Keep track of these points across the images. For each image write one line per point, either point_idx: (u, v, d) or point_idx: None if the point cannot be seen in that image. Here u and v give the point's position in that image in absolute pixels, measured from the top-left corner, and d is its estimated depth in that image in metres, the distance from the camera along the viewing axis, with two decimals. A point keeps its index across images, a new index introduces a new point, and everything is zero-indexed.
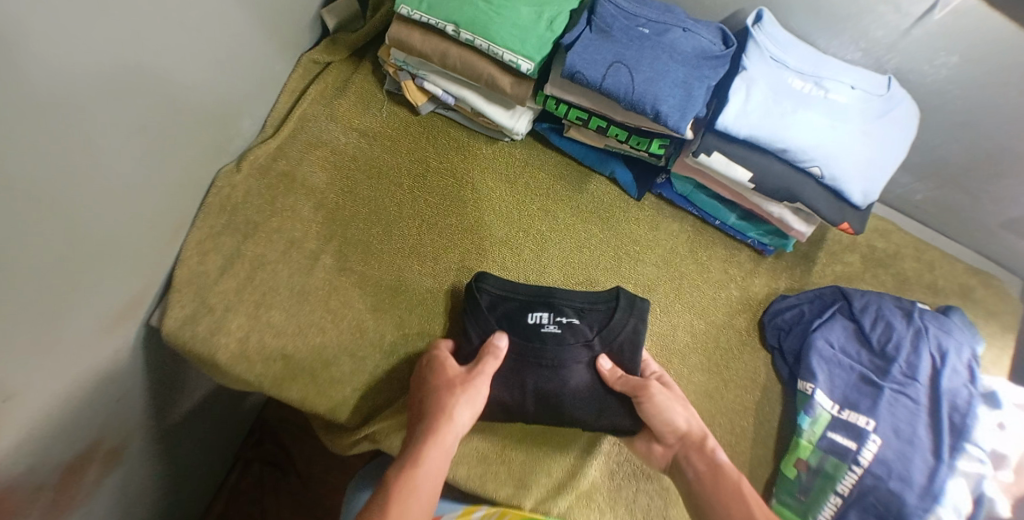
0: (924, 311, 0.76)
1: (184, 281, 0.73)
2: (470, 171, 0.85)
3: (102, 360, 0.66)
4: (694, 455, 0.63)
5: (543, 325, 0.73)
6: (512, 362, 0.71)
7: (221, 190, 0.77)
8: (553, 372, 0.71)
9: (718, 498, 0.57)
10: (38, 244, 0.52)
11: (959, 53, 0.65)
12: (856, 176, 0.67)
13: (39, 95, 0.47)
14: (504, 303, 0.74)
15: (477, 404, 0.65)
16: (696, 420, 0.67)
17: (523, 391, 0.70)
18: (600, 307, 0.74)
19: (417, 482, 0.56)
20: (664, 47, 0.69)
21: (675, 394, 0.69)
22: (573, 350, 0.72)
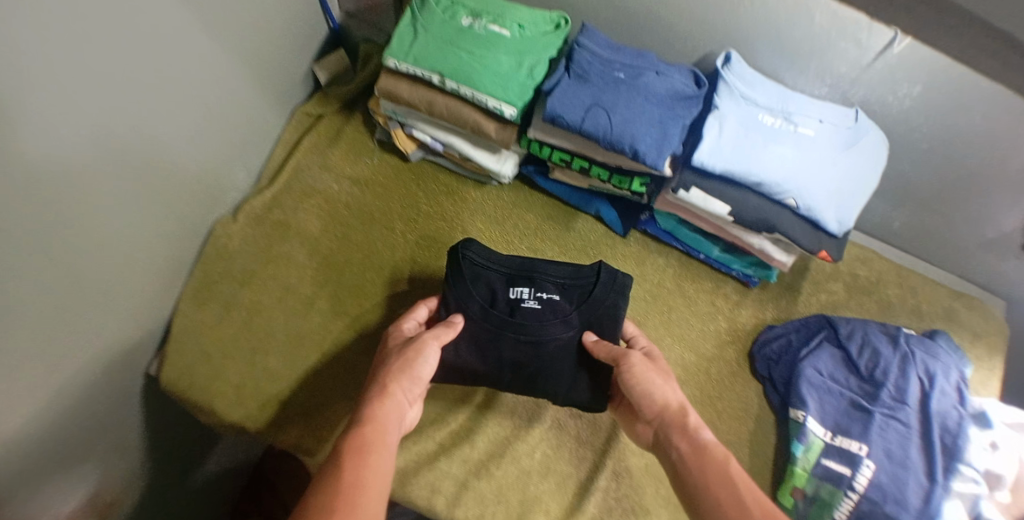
0: (910, 336, 0.78)
1: (181, 330, 0.75)
2: (460, 214, 0.87)
3: (99, 411, 0.67)
4: (675, 434, 0.56)
5: (524, 300, 0.74)
6: (491, 337, 0.72)
7: (218, 239, 0.79)
8: (530, 346, 0.72)
9: (701, 481, 0.50)
10: (34, 306, 0.54)
11: (921, 83, 0.68)
12: (830, 206, 0.69)
13: (40, 161, 0.50)
14: (487, 274, 0.75)
15: (423, 374, 0.62)
16: (677, 396, 0.60)
17: (500, 362, 0.72)
18: (582, 281, 0.75)
19: (376, 443, 0.51)
20: (639, 90, 0.72)
21: (657, 371, 0.64)
22: (552, 326, 0.73)
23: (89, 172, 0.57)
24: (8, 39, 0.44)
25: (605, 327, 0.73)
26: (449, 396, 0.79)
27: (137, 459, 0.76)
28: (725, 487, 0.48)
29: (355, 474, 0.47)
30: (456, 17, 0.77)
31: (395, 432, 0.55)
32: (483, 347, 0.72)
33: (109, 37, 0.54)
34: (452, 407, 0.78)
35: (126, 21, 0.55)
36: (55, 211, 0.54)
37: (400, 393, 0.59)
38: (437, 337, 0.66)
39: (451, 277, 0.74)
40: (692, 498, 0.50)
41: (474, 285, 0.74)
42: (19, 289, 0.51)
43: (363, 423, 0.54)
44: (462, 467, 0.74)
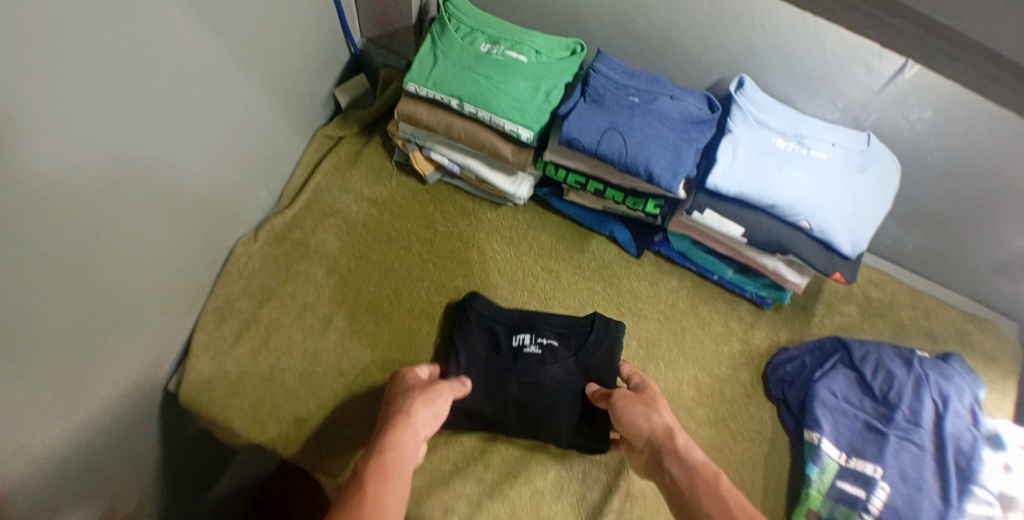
0: (923, 358, 0.78)
1: (201, 346, 0.76)
2: (476, 234, 0.88)
3: (120, 425, 0.68)
4: (667, 458, 0.58)
5: (525, 345, 0.77)
6: (495, 380, 0.75)
7: (238, 258, 0.81)
8: (532, 389, 0.74)
9: (694, 497, 0.51)
10: (58, 326, 0.55)
11: (932, 108, 0.67)
12: (843, 227, 0.68)
13: (77, 186, 0.52)
14: (489, 322, 0.79)
15: (439, 413, 0.64)
16: (664, 420, 0.63)
17: (504, 405, 0.74)
18: (578, 331, 0.79)
19: (396, 469, 0.52)
20: (654, 114, 0.73)
21: (647, 400, 0.67)
22: (553, 370, 0.75)
23: (124, 197, 0.58)
24: (50, 72, 0.46)
25: (603, 371, 0.75)
26: None
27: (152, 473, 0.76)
28: (716, 498, 0.49)
29: (378, 495, 0.48)
30: (475, 43, 0.79)
31: (410, 462, 0.55)
32: (488, 390, 0.74)
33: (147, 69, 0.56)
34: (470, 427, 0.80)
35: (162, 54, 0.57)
36: (91, 234, 0.55)
37: (419, 427, 0.60)
38: (453, 389, 0.68)
39: (457, 325, 0.79)
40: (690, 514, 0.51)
41: (478, 332, 0.78)
42: (47, 311, 0.53)
43: (383, 451, 0.55)
44: (477, 487, 0.75)
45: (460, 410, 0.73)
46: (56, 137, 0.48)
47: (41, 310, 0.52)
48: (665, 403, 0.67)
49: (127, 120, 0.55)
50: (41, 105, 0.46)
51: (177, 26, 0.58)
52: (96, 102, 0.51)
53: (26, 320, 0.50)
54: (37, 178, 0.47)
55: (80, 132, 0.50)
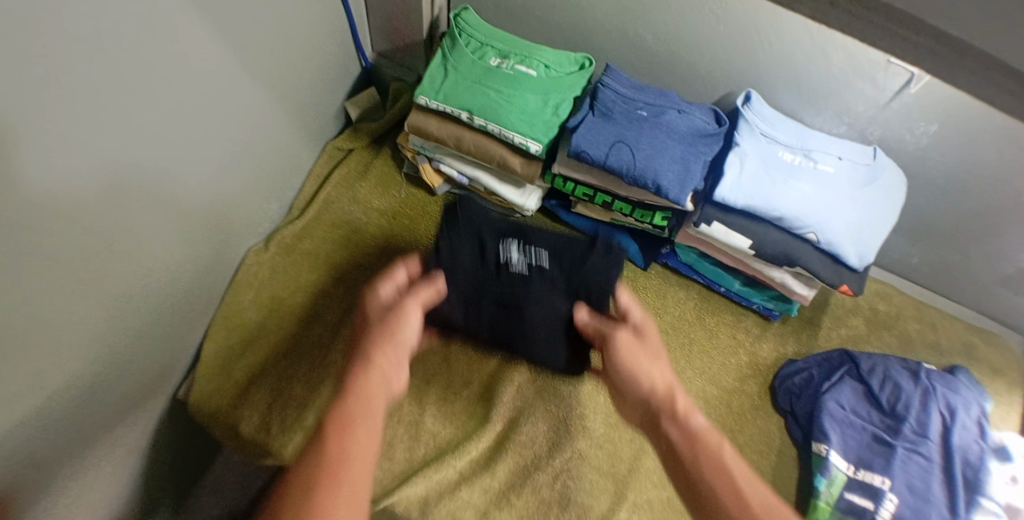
0: (930, 370, 0.79)
1: (210, 354, 0.76)
2: None
3: (123, 429, 0.68)
4: (665, 422, 0.51)
5: (512, 259, 0.64)
6: (473, 292, 0.65)
7: (248, 268, 0.81)
8: (511, 311, 0.65)
9: (700, 476, 0.46)
10: (67, 334, 0.55)
11: (938, 122, 0.67)
12: (850, 240, 0.68)
13: (92, 201, 0.53)
14: (478, 224, 0.66)
15: (408, 341, 0.55)
16: (665, 377, 0.54)
17: (478, 320, 0.67)
18: (579, 249, 0.65)
19: (362, 421, 0.46)
20: (661, 127, 0.73)
21: (644, 342, 0.57)
22: (538, 291, 0.64)
23: (136, 207, 0.59)
24: (68, 87, 0.47)
25: (598, 299, 0.64)
26: (469, 423, 0.78)
27: (155, 480, 0.77)
28: (728, 489, 0.44)
29: (339, 459, 0.42)
30: (485, 58, 0.80)
31: (382, 401, 0.49)
32: (466, 305, 0.65)
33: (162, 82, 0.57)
34: (473, 433, 0.77)
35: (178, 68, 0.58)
36: (104, 244, 0.56)
37: (387, 365, 0.51)
38: (416, 295, 0.58)
39: (443, 222, 0.66)
40: (693, 491, 0.46)
41: (464, 234, 0.65)
42: (57, 318, 0.53)
43: (345, 399, 0.47)
44: (484, 497, 0.73)
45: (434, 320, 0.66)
46: (71, 148, 0.49)
47: (51, 316, 0.53)
48: (660, 340, 0.57)
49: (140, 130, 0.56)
50: (58, 118, 0.47)
51: (195, 43, 0.60)
52: (112, 112, 0.52)
53: (34, 327, 0.51)
54: (53, 188, 0.48)
55: (96, 145, 0.51)
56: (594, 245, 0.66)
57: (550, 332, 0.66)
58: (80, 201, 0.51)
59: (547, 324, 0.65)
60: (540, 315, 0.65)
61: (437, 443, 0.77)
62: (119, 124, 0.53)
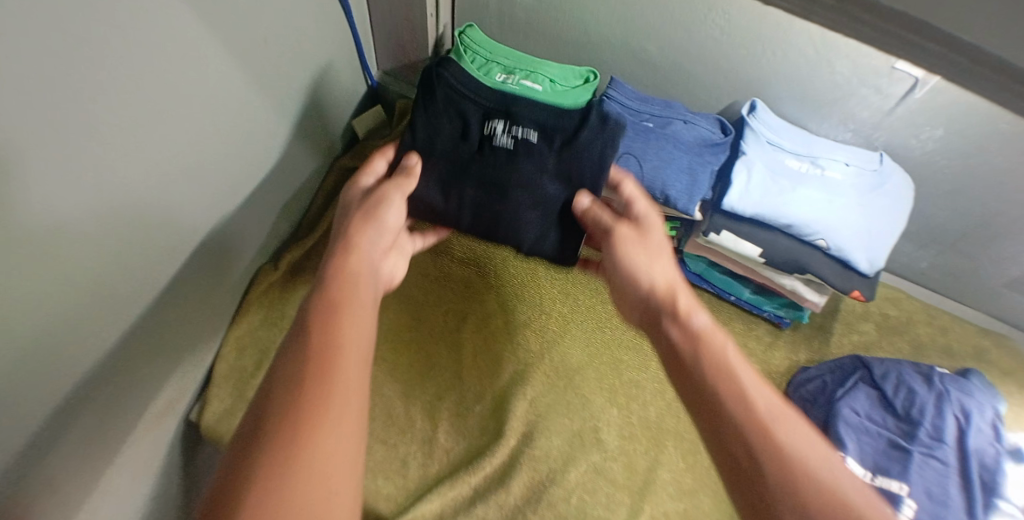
0: (943, 374, 0.79)
1: (224, 376, 0.77)
2: (492, 258, 0.89)
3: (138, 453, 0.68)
4: (666, 321, 0.52)
5: (497, 135, 0.69)
6: (456, 170, 0.69)
7: (258, 287, 0.81)
8: (494, 185, 0.69)
9: (698, 367, 0.46)
10: (87, 366, 0.55)
11: (943, 126, 0.67)
12: (860, 246, 0.68)
13: (127, 233, 0.53)
14: (459, 101, 0.70)
15: (389, 225, 0.58)
16: (666, 279, 0.56)
17: (459, 204, 0.70)
18: (566, 124, 0.69)
19: (345, 298, 0.48)
20: (667, 138, 0.74)
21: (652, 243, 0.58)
22: (525, 168, 0.69)
23: (163, 244, 0.59)
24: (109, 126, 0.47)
25: (587, 180, 0.68)
26: (481, 438, 0.77)
27: (169, 503, 0.77)
28: (729, 384, 0.44)
29: (323, 331, 0.44)
30: (490, 73, 0.78)
31: (368, 297, 0.51)
32: (447, 184, 0.69)
33: (196, 122, 0.58)
34: (486, 449, 0.76)
35: (210, 105, 0.59)
36: (129, 277, 0.56)
37: (369, 248, 0.55)
38: (397, 191, 0.60)
39: (422, 99, 0.71)
40: (693, 383, 0.46)
41: (444, 112, 0.69)
42: (76, 352, 0.53)
43: (329, 281, 0.50)
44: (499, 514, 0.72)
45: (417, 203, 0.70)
46: (107, 191, 0.49)
47: (72, 352, 0.53)
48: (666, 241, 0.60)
49: (174, 168, 0.57)
50: (98, 163, 0.47)
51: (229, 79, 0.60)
52: (148, 153, 0.53)
53: (56, 358, 0.51)
54: (88, 228, 0.49)
55: (130, 186, 0.52)
56: (586, 116, 0.69)
57: (536, 206, 0.70)
58: (110, 240, 0.52)
59: (533, 197, 0.69)
60: (524, 186, 0.69)
61: (450, 459, 0.76)
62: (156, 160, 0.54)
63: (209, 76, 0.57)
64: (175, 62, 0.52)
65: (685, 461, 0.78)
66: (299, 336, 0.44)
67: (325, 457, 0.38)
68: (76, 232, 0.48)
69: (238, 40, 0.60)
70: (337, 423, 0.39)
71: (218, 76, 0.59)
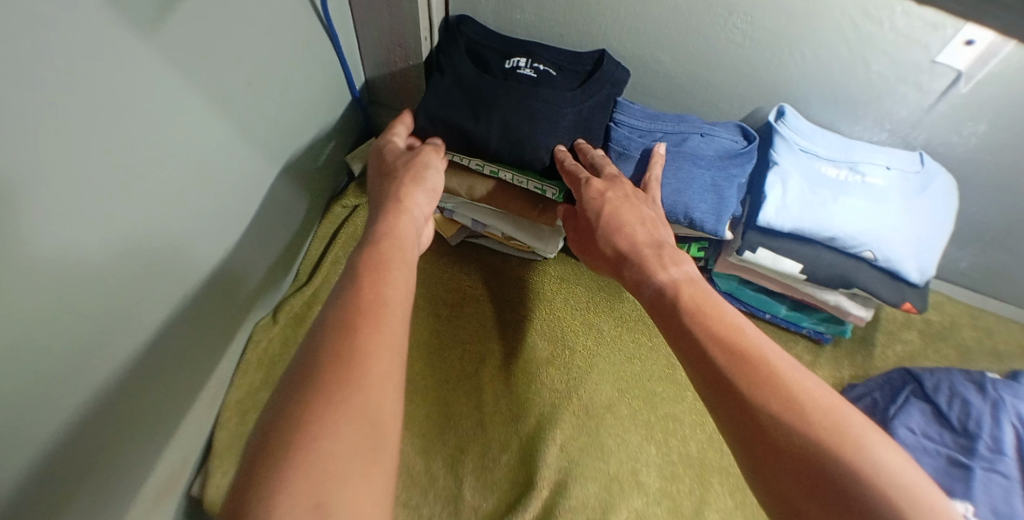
0: (995, 380, 0.74)
1: (225, 445, 0.69)
2: (506, 291, 0.83)
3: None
4: (637, 278, 0.54)
5: (520, 68, 0.71)
6: (484, 96, 0.69)
7: (257, 344, 0.74)
8: (522, 103, 0.68)
9: (674, 318, 0.47)
10: (48, 463, 0.49)
11: (987, 121, 0.63)
12: (909, 255, 0.65)
13: (71, 293, 0.46)
14: (478, 48, 0.73)
15: (432, 192, 0.59)
16: (629, 234, 0.57)
17: (490, 123, 0.68)
18: (582, 69, 0.72)
19: (396, 258, 0.48)
20: (686, 155, 0.69)
21: (625, 199, 0.60)
22: (548, 91, 0.69)
23: (132, 312, 0.53)
24: (35, 177, 0.39)
25: (605, 108, 0.71)
26: (511, 491, 0.70)
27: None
28: (705, 326, 0.45)
29: (374, 282, 0.44)
30: None
31: (413, 250, 0.52)
32: (477, 107, 0.69)
33: (162, 176, 0.52)
34: (516, 503, 0.69)
35: (177, 155, 0.53)
36: (90, 353, 0.50)
37: (415, 210, 0.55)
38: (436, 151, 0.64)
39: (444, 46, 0.74)
40: (669, 327, 0.47)
41: (465, 55, 0.72)
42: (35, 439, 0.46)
43: (379, 238, 0.50)
44: None
45: (449, 128, 0.69)
46: (56, 252, 0.43)
47: (33, 447, 0.46)
48: (617, 195, 0.60)
49: (140, 229, 0.51)
50: (49, 239, 0.42)
51: (189, 109, 0.53)
52: (109, 218, 0.47)
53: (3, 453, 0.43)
54: (37, 309, 0.43)
55: (84, 244, 0.45)
56: (601, 57, 0.71)
57: (559, 123, 0.68)
58: (62, 318, 0.45)
59: (555, 114, 0.68)
60: (548, 106, 0.68)
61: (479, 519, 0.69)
62: (107, 209, 0.46)
63: (167, 111, 0.50)
64: (130, 113, 0.46)
65: (734, 498, 0.72)
66: (347, 287, 0.44)
67: (382, 387, 0.38)
68: (25, 317, 0.42)
69: (206, 78, 0.54)
70: (388, 353, 0.39)
71: (183, 121, 0.53)
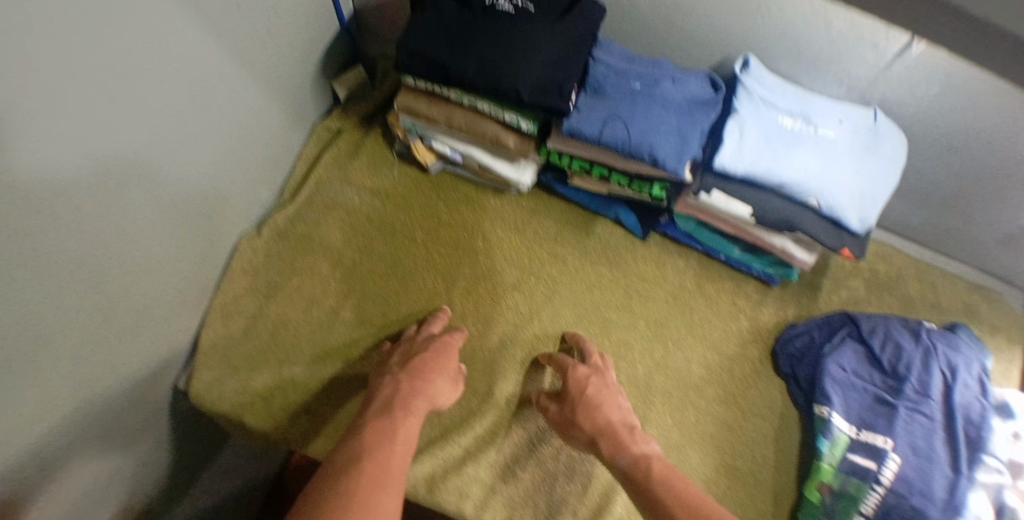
0: (931, 330, 0.78)
1: (209, 344, 0.75)
2: (479, 222, 0.88)
3: (128, 428, 0.68)
4: (618, 451, 0.64)
5: (498, 3, 0.73)
6: (463, 31, 0.73)
7: (243, 255, 0.80)
8: (498, 38, 0.71)
9: (655, 486, 0.58)
10: (74, 338, 0.55)
11: (940, 82, 0.66)
12: (851, 205, 0.68)
13: (79, 185, 0.50)
14: None
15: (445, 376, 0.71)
16: (614, 416, 0.69)
17: (466, 57, 0.72)
18: (560, 4, 0.74)
19: (382, 466, 0.55)
20: (656, 99, 0.72)
21: (607, 390, 0.72)
22: (525, 25, 0.72)
23: (137, 208, 0.59)
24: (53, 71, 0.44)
25: (583, 43, 0.73)
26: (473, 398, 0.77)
27: (156, 475, 0.77)
28: (683, 491, 0.57)
29: (360, 493, 0.51)
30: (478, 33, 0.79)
31: (406, 445, 0.60)
32: (456, 42, 0.72)
33: (162, 89, 0.57)
34: (476, 409, 0.76)
35: (178, 70, 0.58)
36: (105, 239, 0.56)
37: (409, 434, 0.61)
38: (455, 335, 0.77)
39: None
40: (652, 499, 0.57)
41: None
42: (65, 311, 0.53)
43: (387, 421, 0.62)
44: (490, 472, 0.72)
45: (432, 64, 0.73)
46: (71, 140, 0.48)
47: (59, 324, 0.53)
48: (606, 388, 0.72)
49: (148, 136, 0.57)
50: (77, 134, 0.48)
51: (184, 24, 0.57)
52: (120, 125, 0.53)
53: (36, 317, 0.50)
54: (56, 196, 0.48)
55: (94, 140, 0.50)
56: None
57: (535, 58, 0.71)
58: (80, 206, 0.51)
59: (530, 48, 0.71)
60: (523, 40, 0.71)
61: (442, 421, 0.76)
62: (111, 109, 0.51)
63: (164, 24, 0.54)
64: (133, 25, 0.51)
65: (673, 417, 0.78)
66: (333, 488, 0.51)
67: None
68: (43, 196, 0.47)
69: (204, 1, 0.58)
70: None
71: (184, 38, 0.58)
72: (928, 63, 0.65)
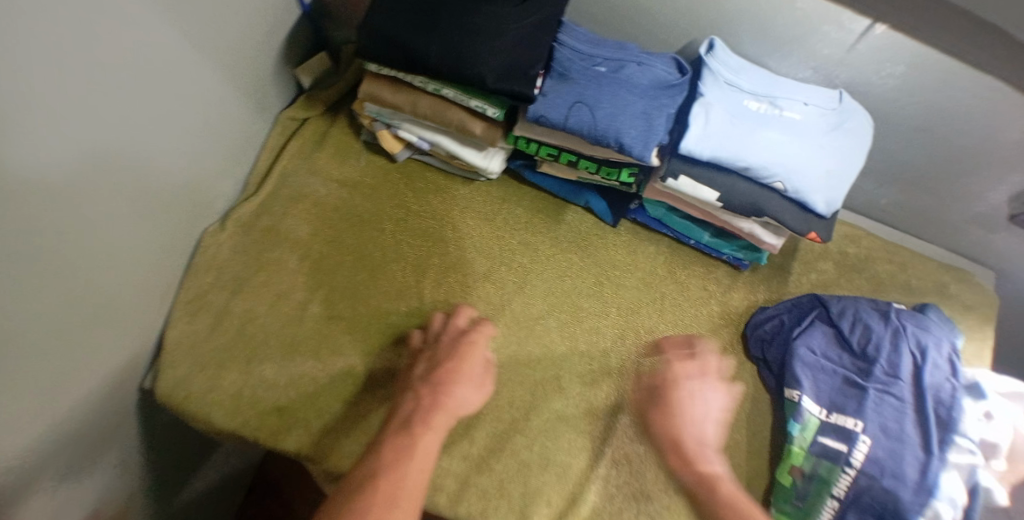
0: (901, 311, 0.78)
1: (174, 341, 0.74)
2: (450, 211, 0.88)
3: (92, 428, 0.66)
4: (683, 467, 0.66)
5: None
6: (424, 16, 0.72)
7: (206, 250, 0.79)
8: (460, 23, 0.70)
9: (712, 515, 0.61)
10: (39, 333, 0.54)
11: (905, 63, 0.66)
12: (817, 186, 0.68)
13: (42, 177, 0.49)
14: None
15: (468, 382, 0.70)
16: (692, 431, 0.67)
17: (429, 42, 0.71)
18: None
19: (395, 486, 0.55)
20: (621, 83, 0.71)
21: (689, 398, 0.69)
22: (487, 9, 0.71)
23: (97, 199, 0.57)
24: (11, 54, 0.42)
25: (547, 25, 0.72)
26: None
27: (121, 477, 0.75)
28: None
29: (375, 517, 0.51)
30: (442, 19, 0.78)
31: (424, 462, 0.59)
32: (417, 26, 0.71)
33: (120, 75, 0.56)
34: None
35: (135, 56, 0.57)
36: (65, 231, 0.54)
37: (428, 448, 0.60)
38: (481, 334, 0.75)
39: None
40: None
41: None
42: (30, 305, 0.52)
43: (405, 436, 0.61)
44: (463, 463, 0.71)
45: (395, 50, 0.72)
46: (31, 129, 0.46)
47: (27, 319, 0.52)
48: (687, 398, 0.69)
49: (105, 124, 0.56)
50: (36, 121, 0.47)
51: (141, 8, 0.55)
52: (78, 113, 0.52)
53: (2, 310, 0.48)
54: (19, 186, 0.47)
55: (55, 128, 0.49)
56: None
57: (497, 41, 0.70)
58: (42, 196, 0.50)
59: (493, 32, 0.70)
60: (485, 24, 0.70)
61: None
62: (68, 97, 0.50)
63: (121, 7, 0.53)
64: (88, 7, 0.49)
65: None
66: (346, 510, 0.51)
67: None
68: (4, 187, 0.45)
69: None
70: None
71: (141, 23, 0.56)
72: (894, 44, 0.65)
